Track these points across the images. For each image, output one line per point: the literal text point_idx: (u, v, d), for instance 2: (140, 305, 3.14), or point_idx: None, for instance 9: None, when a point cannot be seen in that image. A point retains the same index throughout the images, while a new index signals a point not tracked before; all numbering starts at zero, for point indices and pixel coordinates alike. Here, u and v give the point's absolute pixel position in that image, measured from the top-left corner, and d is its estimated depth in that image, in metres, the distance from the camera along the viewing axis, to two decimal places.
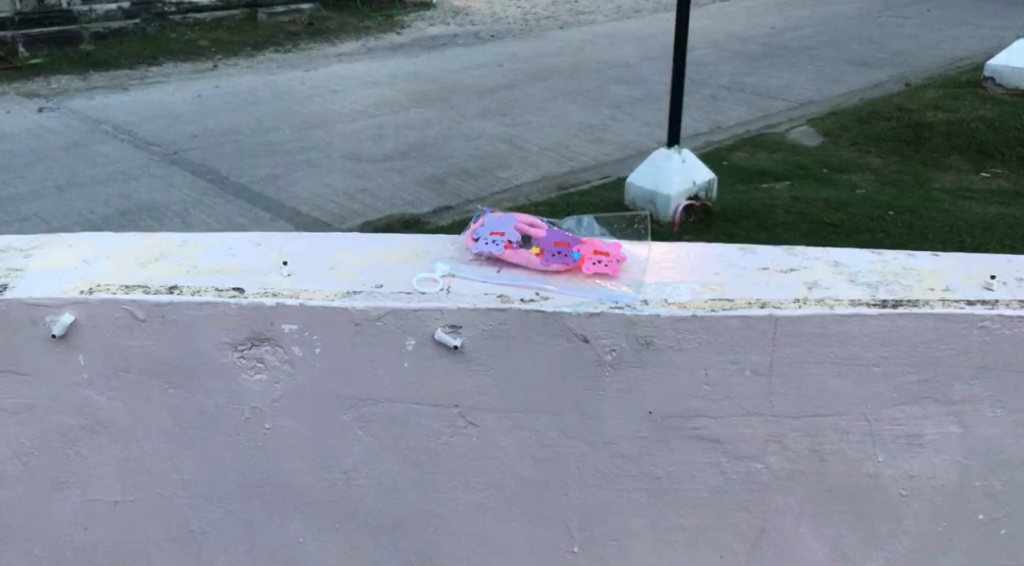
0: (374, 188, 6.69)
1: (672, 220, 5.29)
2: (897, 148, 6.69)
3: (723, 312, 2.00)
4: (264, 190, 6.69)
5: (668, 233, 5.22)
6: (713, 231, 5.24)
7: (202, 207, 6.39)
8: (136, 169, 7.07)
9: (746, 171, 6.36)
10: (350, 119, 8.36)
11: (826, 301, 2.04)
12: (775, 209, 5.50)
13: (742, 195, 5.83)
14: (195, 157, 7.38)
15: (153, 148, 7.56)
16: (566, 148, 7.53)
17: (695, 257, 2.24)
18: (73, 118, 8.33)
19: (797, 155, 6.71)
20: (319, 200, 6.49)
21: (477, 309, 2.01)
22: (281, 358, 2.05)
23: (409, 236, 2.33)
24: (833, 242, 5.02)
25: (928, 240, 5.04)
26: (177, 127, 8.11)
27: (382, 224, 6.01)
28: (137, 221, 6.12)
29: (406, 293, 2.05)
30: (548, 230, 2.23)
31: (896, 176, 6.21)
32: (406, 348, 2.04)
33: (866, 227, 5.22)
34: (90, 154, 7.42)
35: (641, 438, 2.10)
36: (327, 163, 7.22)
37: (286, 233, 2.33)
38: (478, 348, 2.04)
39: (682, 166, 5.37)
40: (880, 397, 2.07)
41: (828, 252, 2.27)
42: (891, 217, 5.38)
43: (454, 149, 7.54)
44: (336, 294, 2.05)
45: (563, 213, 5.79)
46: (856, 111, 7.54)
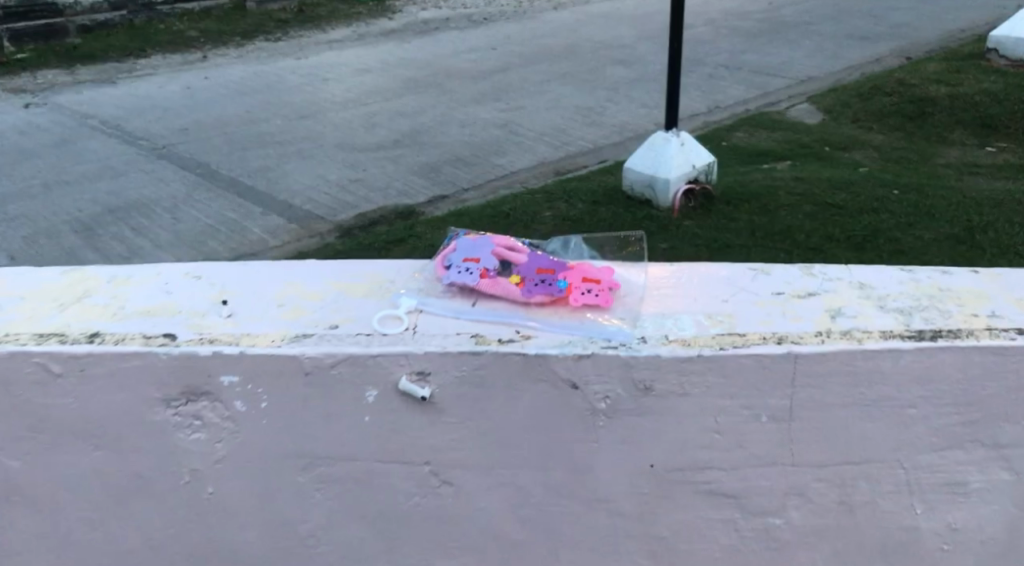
0: (365, 179, 6.36)
1: (675, 206, 4.95)
2: (899, 124, 6.34)
3: (734, 350, 1.72)
4: (256, 183, 6.37)
5: (669, 219, 4.89)
6: (716, 216, 4.92)
7: (190, 201, 6.06)
8: (123, 164, 6.75)
9: (749, 152, 6.04)
10: (340, 107, 8.03)
11: (853, 334, 1.75)
12: (778, 191, 5.17)
13: (742, 177, 5.52)
14: (183, 150, 7.07)
15: (140, 142, 7.23)
16: (562, 131, 7.20)
17: (699, 279, 1.95)
18: (61, 113, 8.01)
19: (799, 133, 6.38)
20: (311, 193, 6.17)
21: (448, 353, 1.73)
22: (222, 416, 1.78)
23: (371, 264, 2.05)
24: (839, 224, 4.70)
25: (935, 220, 4.72)
26: (166, 121, 7.78)
27: (375, 217, 5.70)
28: (124, 219, 5.80)
29: (364, 336, 1.77)
30: (530, 255, 1.95)
31: (901, 153, 5.88)
32: (367, 400, 1.77)
33: (872, 206, 4.89)
34: (76, 150, 7.10)
35: (642, 495, 1.82)
36: (318, 154, 6.89)
37: (231, 263, 2.05)
38: (450, 399, 1.76)
39: (681, 152, 5.07)
40: (917, 442, 1.79)
41: (851, 270, 1.98)
42: (897, 195, 5.05)
43: (448, 136, 7.23)
44: (282, 338, 1.77)
45: (560, 197, 5.45)
46: (859, 86, 7.22)
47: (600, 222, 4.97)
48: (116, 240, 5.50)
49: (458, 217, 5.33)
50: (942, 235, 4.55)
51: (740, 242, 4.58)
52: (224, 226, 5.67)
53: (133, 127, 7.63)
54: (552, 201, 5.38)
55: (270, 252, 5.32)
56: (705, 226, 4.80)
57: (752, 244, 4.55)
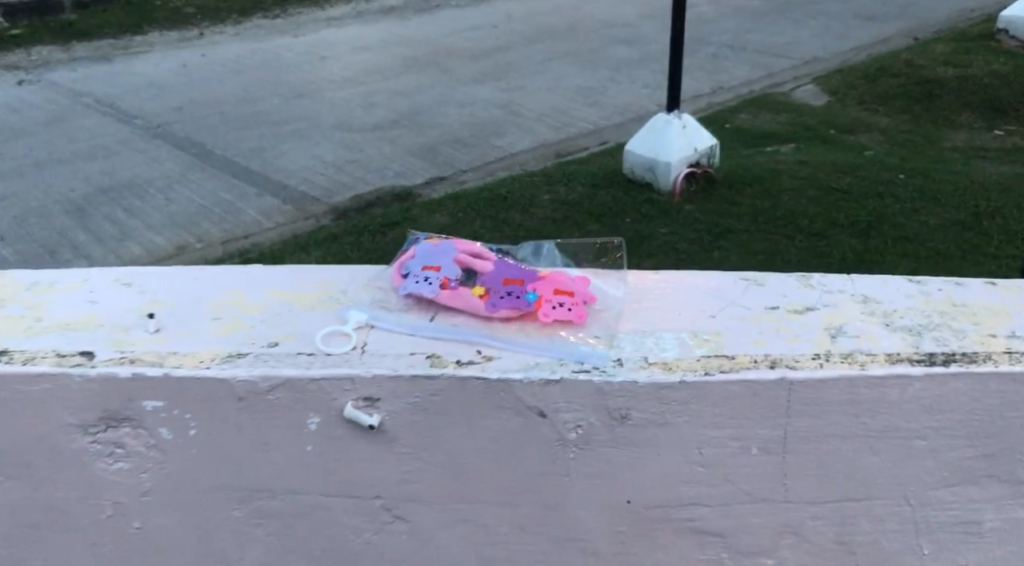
0: (361, 160, 6.09)
1: (674, 190, 4.70)
2: (905, 106, 6.09)
3: (723, 376, 1.52)
4: (251, 161, 6.11)
5: (668, 204, 4.62)
6: (717, 200, 4.66)
7: (184, 179, 5.80)
8: (114, 142, 6.47)
9: (753, 135, 5.79)
10: (336, 84, 7.75)
11: (855, 357, 1.56)
12: (781, 174, 4.91)
13: (744, 160, 5.25)
14: (176, 127, 6.81)
15: (132, 120, 6.95)
16: (562, 111, 6.96)
17: (686, 289, 1.76)
18: (54, 91, 7.71)
19: (804, 115, 6.13)
20: (308, 172, 5.90)
21: (398, 377, 1.54)
22: (147, 444, 1.59)
23: (323, 271, 1.85)
24: (842, 210, 4.46)
25: (940, 206, 4.48)
26: (160, 98, 7.50)
27: (367, 198, 5.44)
28: (115, 198, 5.54)
29: (306, 356, 1.58)
30: (498, 262, 1.75)
31: (907, 136, 5.64)
32: (309, 429, 1.58)
33: (877, 191, 4.66)
34: (67, 127, 6.82)
35: (617, 534, 1.63)
36: (313, 133, 6.63)
37: (167, 269, 1.86)
38: (402, 429, 1.58)
39: (682, 132, 4.76)
40: (927, 477, 1.60)
41: (854, 281, 1.78)
42: (903, 179, 4.81)
43: (446, 115, 6.96)
44: (213, 359, 1.58)
45: (560, 177, 5.09)
46: (867, 66, 6.96)
47: (599, 206, 4.65)
48: (106, 221, 5.24)
49: (453, 201, 4.90)
50: (948, 221, 4.33)
51: (739, 228, 4.34)
52: (218, 206, 5.41)
53: (126, 103, 7.34)
54: (550, 183, 4.99)
55: (268, 233, 5.06)
56: (705, 211, 4.53)
57: (752, 230, 4.31)
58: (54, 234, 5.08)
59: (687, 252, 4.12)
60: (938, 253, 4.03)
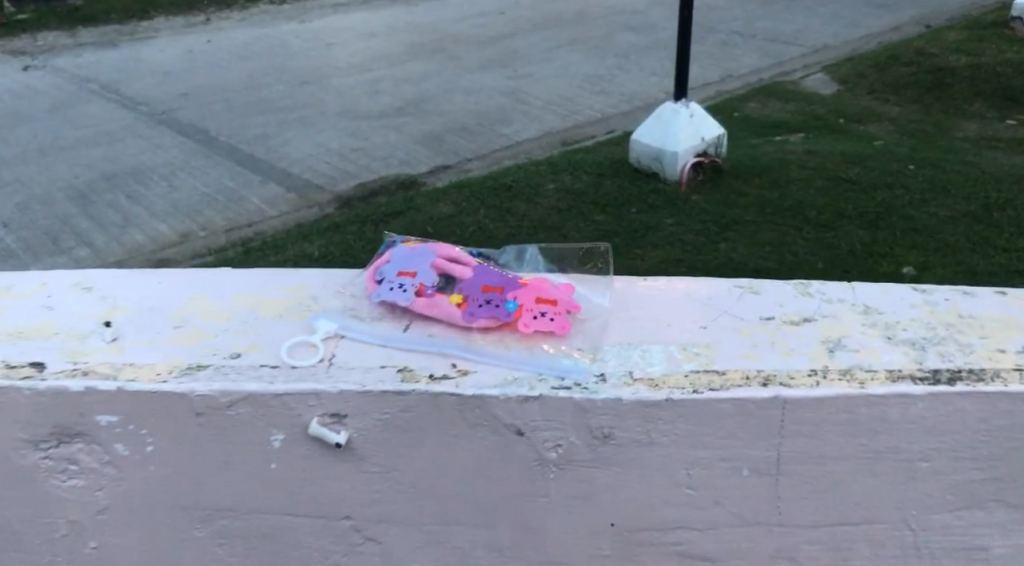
0: (364, 135, 5.68)
1: (681, 178, 3.98)
2: (917, 95, 5.71)
3: (712, 394, 1.42)
4: (251, 138, 5.74)
5: (674, 194, 3.92)
6: (724, 188, 3.99)
7: (173, 157, 5.43)
8: (99, 122, 6.10)
9: (761, 124, 5.27)
10: (336, 63, 7.36)
11: (854, 374, 1.45)
12: (789, 164, 4.23)
13: (749, 150, 4.53)
14: (177, 98, 6.58)
15: (116, 100, 6.55)
16: (568, 98, 6.11)
17: (677, 298, 1.65)
18: (40, 74, 7.31)
19: (813, 104, 5.66)
20: (317, 152, 5.46)
21: (367, 392, 1.45)
22: (102, 461, 1.51)
23: (294, 275, 1.76)
24: (851, 200, 3.85)
25: (950, 195, 3.90)
26: (150, 77, 7.11)
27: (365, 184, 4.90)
28: (101, 177, 5.17)
29: (269, 370, 1.49)
30: (478, 269, 1.65)
31: (918, 126, 5.23)
32: (273, 446, 1.49)
33: (884, 181, 4.03)
34: (48, 108, 6.42)
35: (600, 558, 1.54)
36: (319, 108, 6.26)
37: (132, 273, 1.77)
38: (373, 447, 1.48)
39: (688, 114, 4.01)
40: (929, 500, 1.49)
41: (856, 289, 1.67)
42: (912, 170, 4.20)
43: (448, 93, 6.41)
44: (170, 371, 1.49)
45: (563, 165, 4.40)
46: (879, 53, 6.76)
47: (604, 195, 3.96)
48: (90, 200, 4.88)
49: (455, 191, 4.23)
50: (957, 212, 3.74)
51: (744, 218, 3.73)
52: (217, 186, 5.01)
53: (112, 82, 6.95)
54: (555, 172, 4.28)
55: (270, 218, 4.59)
56: (713, 201, 3.87)
57: (759, 221, 3.70)
58: (35, 213, 4.73)
59: (693, 245, 3.51)
60: (952, 246, 3.49)
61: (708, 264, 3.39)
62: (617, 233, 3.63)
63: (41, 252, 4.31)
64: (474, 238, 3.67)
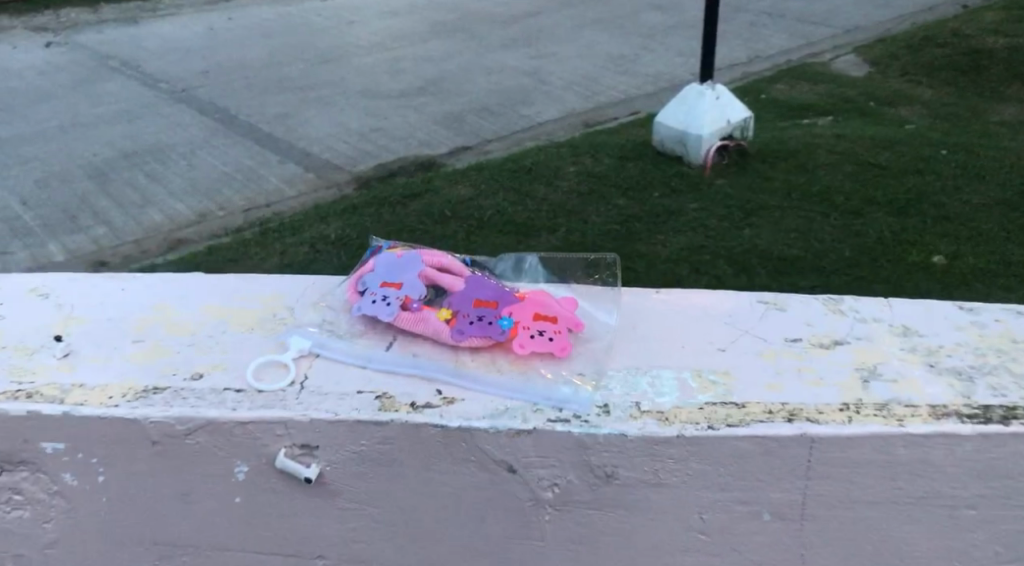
0: (379, 86, 5.19)
1: (705, 162, 3.44)
2: (950, 78, 5.09)
3: (729, 431, 1.25)
4: (261, 89, 5.20)
5: (697, 178, 3.38)
6: (749, 173, 3.42)
7: (174, 109, 4.89)
8: (97, 77, 5.52)
9: (787, 106, 4.77)
10: (351, 20, 6.76)
11: (893, 409, 1.28)
12: (815, 148, 3.60)
13: (775, 133, 3.93)
14: (192, 44, 6.23)
15: (111, 59, 5.88)
16: (592, 78, 5.24)
17: (693, 316, 1.47)
18: (35, 34, 6.59)
19: (842, 86, 5.11)
20: (333, 109, 4.84)
21: (340, 422, 1.29)
22: (49, 491, 1.36)
23: (271, 281, 1.60)
24: (882, 185, 3.28)
25: (984, 183, 3.31)
26: (153, 36, 6.44)
27: (373, 147, 4.30)
28: (99, 131, 4.59)
29: (233, 395, 1.33)
30: (471, 281, 1.49)
31: (949, 111, 4.62)
32: (237, 478, 1.34)
33: (914, 166, 3.43)
34: (42, 67, 5.80)
35: None
36: (338, 60, 5.75)
37: (95, 277, 1.62)
38: (348, 481, 1.33)
39: (713, 94, 3.51)
40: (973, 552, 1.32)
41: (894, 307, 1.49)
42: (945, 154, 3.57)
43: (468, 56, 5.72)
44: (123, 395, 1.34)
45: (587, 146, 3.81)
46: (915, 29, 6.39)
47: (628, 178, 3.40)
48: (84, 154, 4.31)
49: (474, 171, 3.62)
50: (990, 200, 3.18)
51: (769, 204, 3.18)
52: (221, 141, 4.41)
53: (109, 41, 6.34)
54: (577, 153, 3.69)
55: (275, 182, 3.95)
56: (737, 185, 3.32)
57: (785, 207, 3.14)
58: (27, 167, 4.19)
59: (715, 231, 2.99)
60: (989, 236, 2.96)
61: (730, 251, 2.87)
62: (636, 217, 3.10)
63: (33, 204, 3.80)
64: (490, 225, 3.12)
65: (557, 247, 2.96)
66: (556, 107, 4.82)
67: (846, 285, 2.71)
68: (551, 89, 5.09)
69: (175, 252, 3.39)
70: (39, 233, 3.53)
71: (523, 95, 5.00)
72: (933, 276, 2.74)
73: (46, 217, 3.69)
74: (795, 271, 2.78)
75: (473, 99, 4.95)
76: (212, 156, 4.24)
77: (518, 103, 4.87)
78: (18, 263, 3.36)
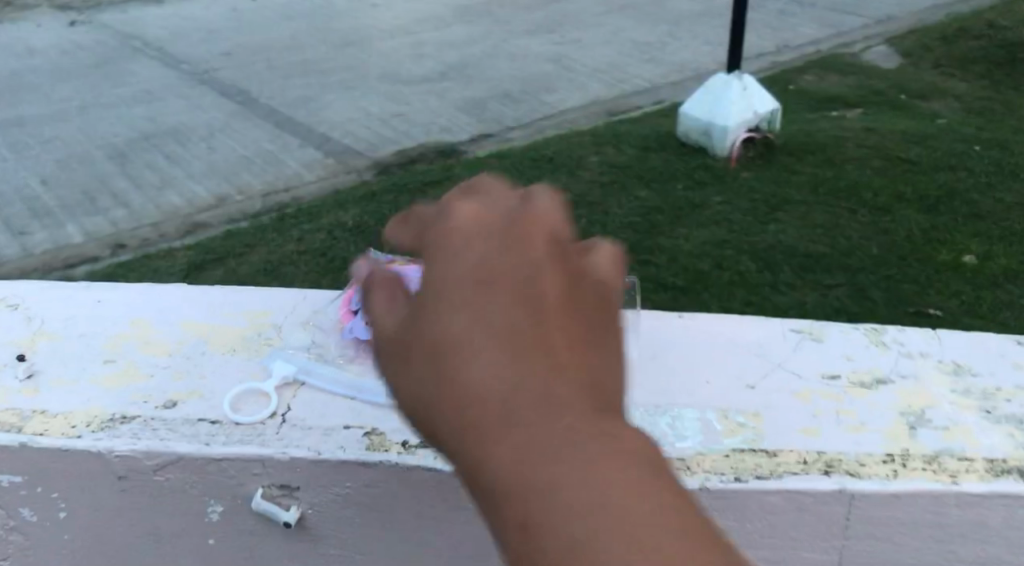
0: (400, 71, 5.04)
1: (731, 155, 3.29)
2: (986, 70, 4.64)
3: (759, 484, 1.11)
4: (284, 72, 5.06)
5: (722, 170, 3.23)
6: (776, 167, 3.24)
7: (193, 90, 4.76)
8: (119, 58, 5.36)
9: (815, 97, 4.36)
10: (374, 4, 6.55)
11: (943, 462, 1.14)
12: (842, 142, 3.42)
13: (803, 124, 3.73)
14: (216, 24, 6.09)
15: (133, 40, 5.71)
16: (618, 65, 5.08)
17: (719, 346, 1.33)
18: (60, 13, 6.40)
19: (872, 77, 4.66)
20: (354, 94, 4.69)
21: (324, 462, 1.16)
22: (6, 527, 1.24)
23: (257, 295, 1.47)
24: (911, 181, 3.09)
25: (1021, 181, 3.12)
26: (177, 16, 6.25)
27: (392, 132, 4.15)
28: (119, 112, 4.44)
29: (208, 427, 1.20)
30: None
31: (985, 104, 4.22)
32: (210, 518, 1.22)
33: (945, 162, 3.24)
34: (66, 45, 5.68)
35: None
36: (361, 43, 5.60)
37: (66, 286, 1.49)
38: (332, 526, 1.21)
39: (741, 85, 3.37)
40: None
41: (943, 340, 1.34)
42: (980, 151, 3.37)
43: (494, 41, 5.58)
44: (87, 425, 1.21)
45: (610, 135, 3.64)
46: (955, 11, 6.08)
47: (652, 169, 3.25)
48: (101, 134, 4.18)
49: (494, 160, 3.45)
50: None
51: (795, 198, 3.00)
52: (241, 125, 4.26)
53: (133, 18, 6.20)
54: (599, 143, 3.53)
55: (294, 167, 3.80)
56: (764, 179, 3.16)
57: (811, 203, 2.97)
58: (46, 146, 4.07)
59: (740, 225, 2.84)
60: None
61: (755, 247, 2.71)
62: (659, 211, 2.94)
63: (52, 185, 3.68)
64: None
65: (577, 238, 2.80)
66: (579, 95, 4.66)
67: (874, 284, 2.55)
68: (575, 76, 4.93)
69: (190, 235, 3.26)
70: (56, 214, 3.42)
71: (546, 82, 4.84)
72: (964, 277, 2.59)
73: (62, 199, 3.57)
74: (821, 269, 2.61)
75: (496, 86, 4.78)
76: (227, 138, 4.11)
77: (541, 90, 4.71)
78: (35, 246, 3.24)
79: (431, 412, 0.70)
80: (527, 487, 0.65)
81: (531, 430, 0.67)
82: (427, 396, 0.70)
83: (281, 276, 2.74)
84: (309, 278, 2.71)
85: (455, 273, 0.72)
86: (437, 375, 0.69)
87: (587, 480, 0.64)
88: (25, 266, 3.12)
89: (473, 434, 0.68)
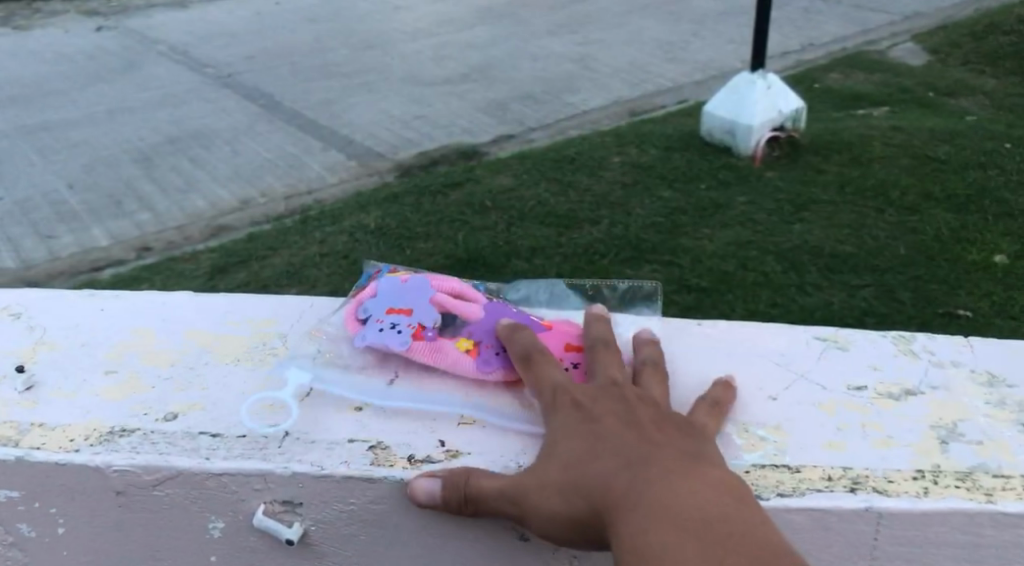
0: (422, 73, 4.99)
1: (756, 155, 3.23)
2: (1017, 67, 4.53)
3: (781, 502, 1.06)
4: (306, 75, 5.03)
5: (747, 169, 3.17)
6: (801, 166, 3.17)
7: (216, 94, 4.75)
8: (144, 62, 5.35)
9: (842, 95, 4.26)
10: (397, 6, 6.50)
11: (976, 479, 1.08)
12: (868, 140, 3.34)
13: (829, 122, 3.65)
14: (240, 27, 6.08)
15: (158, 45, 5.70)
16: (642, 65, 5.02)
17: (740, 356, 1.27)
18: (87, 19, 6.40)
19: (900, 76, 4.54)
20: (377, 96, 4.65)
21: (326, 478, 1.12)
22: (5, 543, 1.21)
23: (264, 303, 1.43)
24: (939, 180, 3.01)
25: None
26: (202, 21, 6.24)
27: (413, 134, 4.11)
28: (144, 116, 4.42)
29: (207, 442, 1.17)
30: (489, 306, 1.32)
31: (1016, 101, 4.12)
32: (211, 535, 1.19)
33: (975, 160, 3.16)
34: (93, 51, 5.68)
35: None
36: (384, 45, 5.57)
37: (70, 294, 1.45)
38: (338, 543, 1.17)
39: (765, 84, 3.28)
40: None
41: (975, 349, 1.28)
42: (1011, 148, 3.29)
43: (518, 42, 5.52)
44: (84, 439, 1.18)
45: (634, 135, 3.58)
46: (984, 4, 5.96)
47: (676, 169, 3.19)
48: (125, 138, 4.17)
49: (515, 160, 3.40)
50: None
51: (820, 198, 2.93)
52: (265, 128, 4.24)
53: (159, 23, 6.20)
54: (622, 143, 3.47)
55: (317, 169, 3.77)
56: (790, 179, 3.09)
57: (837, 202, 2.90)
58: (72, 151, 4.06)
59: (765, 226, 2.77)
60: None
61: (779, 248, 2.65)
62: (682, 211, 2.88)
63: (78, 189, 3.67)
64: (532, 216, 2.91)
65: (599, 239, 2.75)
66: (602, 95, 4.60)
67: (903, 285, 2.48)
68: (598, 76, 4.87)
69: (213, 238, 3.23)
70: (81, 218, 3.40)
71: (568, 82, 4.78)
72: (996, 277, 2.51)
73: (86, 203, 3.55)
74: (848, 271, 2.54)
75: (518, 87, 4.73)
76: (249, 141, 4.08)
77: (563, 91, 4.65)
78: (61, 250, 3.23)
79: (567, 505, 1.00)
80: (636, 523, 0.95)
81: (635, 487, 0.97)
82: (562, 496, 1.01)
83: (303, 278, 2.71)
84: (332, 280, 2.68)
85: (571, 416, 1.07)
86: (570, 481, 1.01)
87: (678, 505, 0.95)
88: (50, 269, 3.10)
89: (600, 505, 0.98)
